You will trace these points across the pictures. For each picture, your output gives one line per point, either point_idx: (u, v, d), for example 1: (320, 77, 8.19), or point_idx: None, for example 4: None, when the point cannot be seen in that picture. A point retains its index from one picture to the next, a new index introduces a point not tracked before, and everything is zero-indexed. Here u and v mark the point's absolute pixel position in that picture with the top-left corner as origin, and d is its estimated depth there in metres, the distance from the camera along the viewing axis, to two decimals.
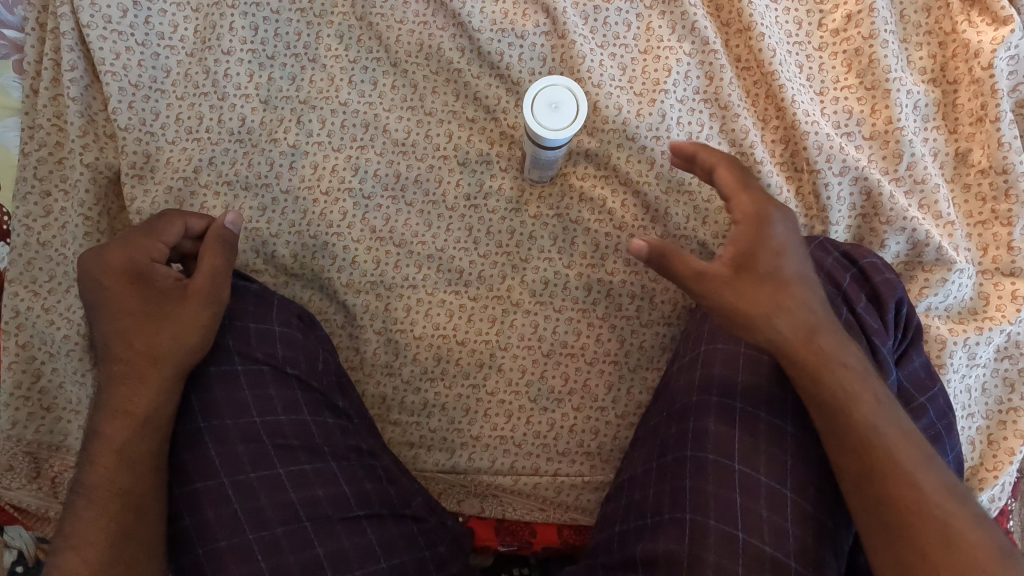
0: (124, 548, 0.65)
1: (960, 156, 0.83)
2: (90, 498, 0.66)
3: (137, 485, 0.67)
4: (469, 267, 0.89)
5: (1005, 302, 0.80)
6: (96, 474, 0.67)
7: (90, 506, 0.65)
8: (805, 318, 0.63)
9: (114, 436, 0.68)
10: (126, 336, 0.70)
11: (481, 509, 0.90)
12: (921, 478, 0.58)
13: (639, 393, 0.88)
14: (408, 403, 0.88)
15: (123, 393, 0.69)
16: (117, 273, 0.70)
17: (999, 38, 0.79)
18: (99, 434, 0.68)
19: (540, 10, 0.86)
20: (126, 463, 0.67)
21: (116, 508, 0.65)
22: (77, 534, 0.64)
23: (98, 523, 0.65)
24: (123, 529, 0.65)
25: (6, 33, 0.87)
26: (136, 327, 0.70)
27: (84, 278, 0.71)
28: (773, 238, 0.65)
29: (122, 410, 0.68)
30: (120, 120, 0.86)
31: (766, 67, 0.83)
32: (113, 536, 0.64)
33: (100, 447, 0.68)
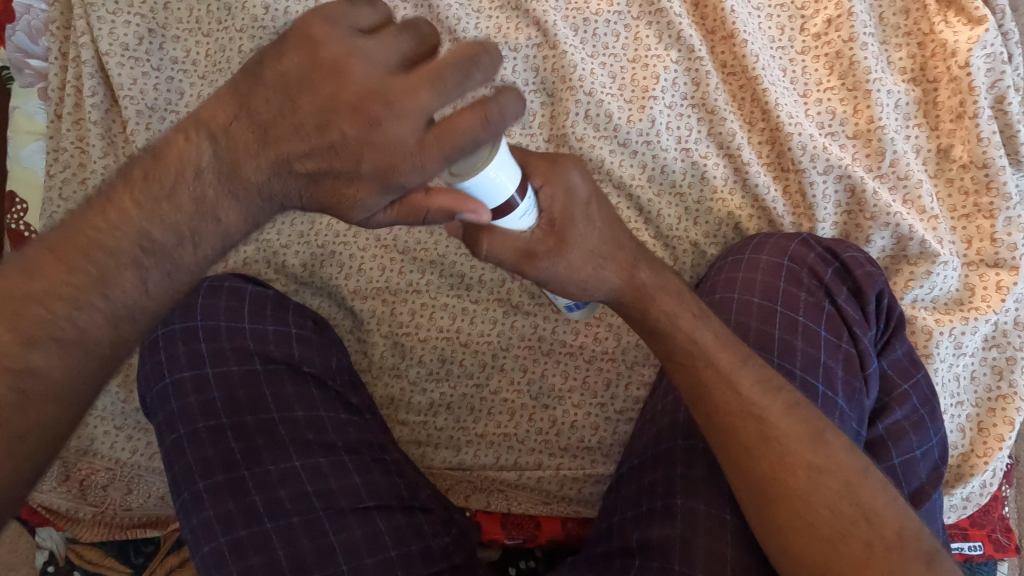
0: (87, 366, 0.46)
1: (943, 152, 0.85)
2: (107, 206, 0.48)
3: (144, 297, 0.48)
4: (470, 271, 0.92)
5: (989, 293, 0.83)
6: (112, 258, 0.47)
7: (67, 281, 0.45)
8: (624, 259, 0.64)
9: (168, 161, 0.49)
10: (292, 151, 0.48)
11: (486, 504, 0.94)
12: (843, 502, 0.59)
13: (637, 389, 0.91)
14: (415, 403, 0.92)
15: (233, 117, 0.49)
16: (347, 105, 0.46)
17: (974, 37, 0.82)
18: (218, 226, 0.49)
19: (531, 24, 0.90)
20: (163, 269, 0.48)
21: (108, 320, 0.46)
22: (11, 322, 0.43)
23: (59, 312, 0.45)
24: (107, 339, 0.46)
25: (32, 63, 0.93)
26: (305, 152, 0.48)
27: (315, 32, 0.47)
28: (572, 191, 0.58)
29: (246, 215, 0.50)
30: (138, 141, 0.90)
31: (750, 71, 0.86)
32: (90, 353, 0.46)
33: (135, 198, 0.48)
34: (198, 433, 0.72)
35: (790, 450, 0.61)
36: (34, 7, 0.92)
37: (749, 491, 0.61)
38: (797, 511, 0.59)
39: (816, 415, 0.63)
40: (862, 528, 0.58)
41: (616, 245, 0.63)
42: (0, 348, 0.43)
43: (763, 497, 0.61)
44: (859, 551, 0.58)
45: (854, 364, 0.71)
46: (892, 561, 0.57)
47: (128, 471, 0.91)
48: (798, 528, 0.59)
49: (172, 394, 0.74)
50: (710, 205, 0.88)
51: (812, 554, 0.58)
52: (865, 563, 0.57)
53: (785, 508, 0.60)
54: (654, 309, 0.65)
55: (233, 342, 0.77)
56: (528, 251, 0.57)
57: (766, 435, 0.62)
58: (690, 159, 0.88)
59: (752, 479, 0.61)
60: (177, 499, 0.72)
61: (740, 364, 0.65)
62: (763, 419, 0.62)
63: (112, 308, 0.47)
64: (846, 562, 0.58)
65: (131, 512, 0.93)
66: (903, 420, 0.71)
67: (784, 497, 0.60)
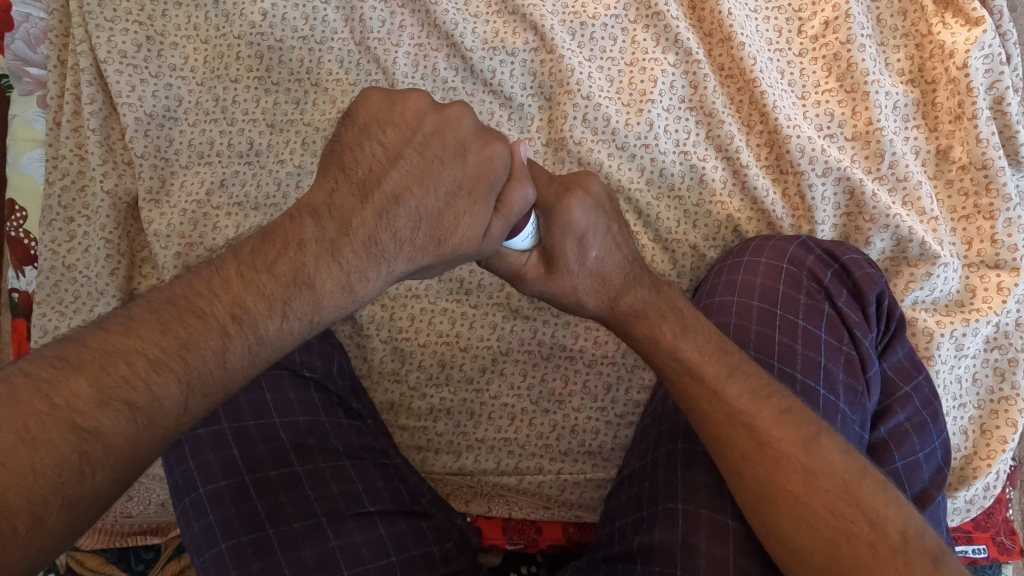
0: (153, 437, 0.43)
1: (942, 153, 0.85)
2: (215, 277, 0.48)
3: (221, 371, 0.46)
4: (469, 276, 0.92)
5: (990, 294, 0.83)
6: (202, 323, 0.45)
7: (157, 341, 0.44)
8: (608, 289, 0.67)
9: (277, 238, 0.49)
10: (397, 185, 0.52)
11: (488, 509, 0.93)
12: (842, 504, 0.59)
13: (637, 392, 0.91)
14: (415, 409, 0.92)
15: (331, 189, 0.52)
16: (431, 130, 0.53)
17: (972, 38, 0.82)
18: (311, 296, 0.49)
19: (528, 28, 0.90)
20: (246, 342, 0.47)
21: (183, 387, 0.44)
22: (96, 376, 0.42)
23: (140, 371, 0.43)
24: (175, 411, 0.44)
25: (31, 71, 0.93)
26: (412, 185, 0.52)
27: (378, 98, 0.54)
28: (570, 226, 0.62)
29: (344, 283, 0.50)
30: (136, 148, 0.91)
31: (748, 74, 0.86)
32: (159, 425, 0.43)
33: (240, 271, 0.48)
34: (199, 438, 0.72)
35: (787, 454, 0.61)
36: (33, 16, 0.92)
37: (749, 496, 0.61)
38: (798, 515, 0.59)
39: (809, 419, 0.63)
40: (865, 530, 0.58)
41: (602, 281, 0.66)
42: (77, 402, 0.41)
43: (763, 501, 0.61)
44: (864, 552, 0.57)
45: (855, 367, 0.71)
46: (898, 561, 0.56)
47: None
48: (801, 530, 0.59)
49: None
50: (709, 208, 0.88)
51: (816, 556, 0.58)
52: (871, 564, 0.57)
53: (787, 512, 0.60)
54: (634, 333, 0.68)
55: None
56: (520, 271, 0.63)
57: (759, 440, 0.62)
58: (689, 161, 0.88)
59: (752, 484, 0.61)
60: (178, 504, 0.72)
61: (727, 375, 0.65)
62: (753, 426, 0.63)
63: (192, 376, 0.44)
64: (851, 563, 0.57)
65: (132, 519, 0.92)
66: (905, 423, 0.70)
67: (784, 500, 0.60)
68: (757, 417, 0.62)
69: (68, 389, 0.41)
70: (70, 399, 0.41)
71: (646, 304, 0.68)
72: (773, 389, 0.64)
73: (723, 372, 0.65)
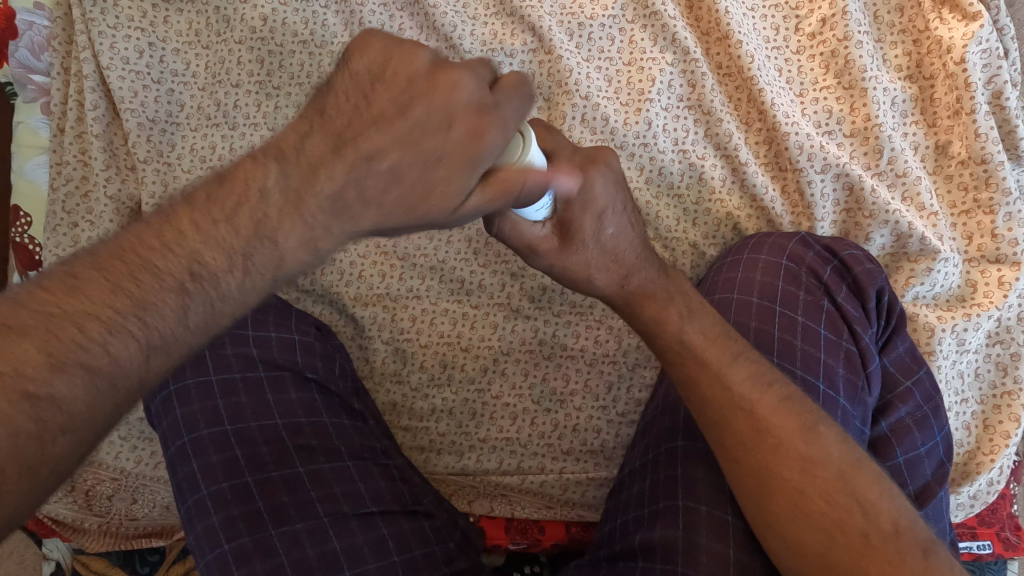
0: (116, 401, 0.41)
1: (940, 148, 0.85)
2: (168, 227, 0.43)
3: (184, 330, 0.43)
4: (470, 276, 0.92)
5: (992, 289, 0.83)
6: (157, 280, 0.42)
7: (106, 300, 0.40)
8: (620, 269, 0.66)
9: (236, 181, 0.44)
10: (374, 144, 0.44)
11: (490, 508, 0.94)
12: (837, 494, 0.59)
13: (638, 391, 0.91)
14: (417, 409, 0.92)
15: (305, 131, 0.45)
16: (426, 84, 0.44)
17: (969, 33, 0.82)
18: (275, 250, 0.44)
19: (526, 30, 0.90)
20: (208, 299, 0.43)
21: (142, 348, 0.41)
22: (42, 342, 0.38)
23: (92, 333, 0.40)
24: (136, 372, 0.41)
25: (35, 78, 0.94)
26: (393, 142, 0.44)
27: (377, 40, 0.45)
28: (592, 200, 0.59)
29: (310, 238, 0.45)
30: (139, 153, 0.91)
31: (746, 72, 0.86)
32: (120, 389, 0.41)
33: (192, 218, 0.43)
34: (202, 440, 0.73)
35: (770, 448, 0.61)
36: (37, 23, 0.93)
37: (745, 485, 0.62)
38: (794, 504, 0.60)
39: (809, 408, 0.63)
40: (859, 519, 0.58)
41: (614, 257, 0.65)
42: (25, 367, 0.38)
43: (757, 492, 0.61)
44: (857, 541, 0.58)
45: (855, 362, 0.71)
46: (892, 550, 0.56)
47: (133, 480, 0.91)
48: (796, 519, 0.59)
49: (176, 402, 0.75)
50: (709, 206, 0.88)
51: (811, 546, 0.58)
52: (864, 553, 0.57)
53: (782, 502, 0.60)
54: (639, 313, 0.69)
55: (236, 349, 0.77)
56: (532, 244, 0.60)
57: (747, 436, 0.62)
58: (687, 160, 0.88)
59: (746, 472, 0.62)
60: (182, 506, 0.73)
61: (718, 368, 0.65)
62: (745, 420, 0.63)
63: (151, 336, 0.41)
64: (845, 552, 0.58)
65: (137, 521, 0.93)
66: (906, 417, 0.70)
67: (779, 491, 0.60)
68: (753, 411, 0.63)
69: (12, 356, 0.37)
70: (16, 367, 0.37)
71: (655, 285, 0.68)
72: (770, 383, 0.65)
73: (720, 367, 0.65)
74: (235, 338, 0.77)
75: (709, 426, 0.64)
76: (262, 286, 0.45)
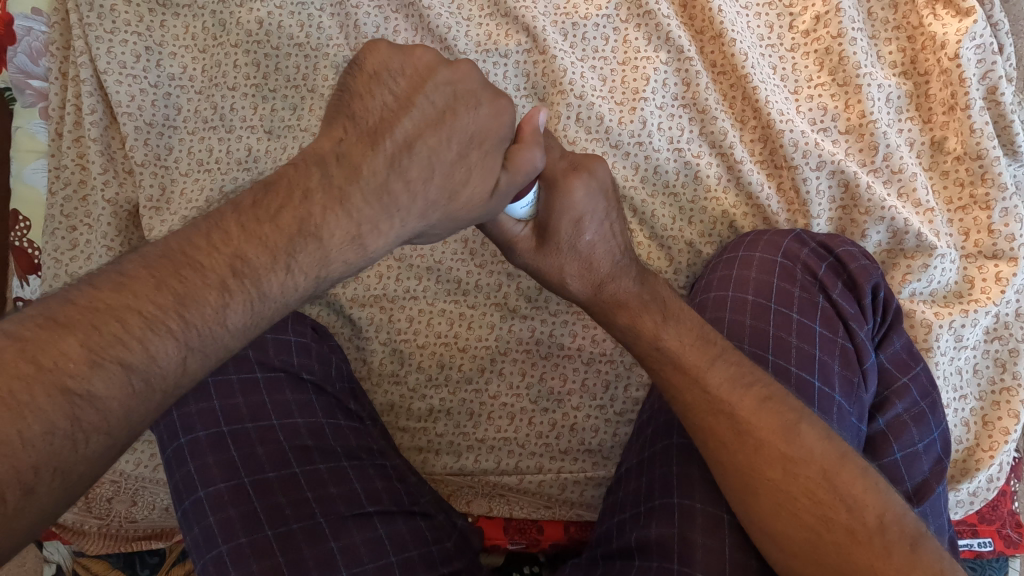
0: (149, 400, 0.42)
1: (936, 144, 0.85)
2: (214, 230, 0.46)
3: (224, 330, 0.45)
4: (466, 276, 0.93)
5: (989, 285, 0.83)
6: (202, 279, 0.44)
7: (151, 297, 0.43)
8: (594, 275, 0.67)
9: (280, 188, 0.48)
10: (408, 133, 0.50)
11: (489, 509, 0.93)
12: (818, 490, 0.59)
13: (636, 390, 0.91)
14: (415, 410, 0.92)
15: (340, 138, 0.50)
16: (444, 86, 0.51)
17: (963, 28, 0.82)
18: (316, 249, 0.48)
19: (521, 30, 0.90)
20: (248, 299, 0.45)
21: (181, 346, 0.43)
22: (85, 335, 0.40)
23: (134, 329, 0.42)
24: (171, 373, 0.43)
25: (33, 83, 0.95)
26: (425, 131, 0.50)
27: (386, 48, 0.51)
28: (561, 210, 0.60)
29: (354, 233, 0.49)
30: (136, 156, 0.92)
31: (740, 70, 0.86)
32: (154, 388, 0.42)
33: (238, 221, 0.46)
34: (198, 441, 0.73)
35: (766, 442, 0.61)
36: (36, 29, 0.94)
37: (731, 485, 0.61)
38: (777, 502, 0.60)
39: (791, 406, 0.63)
40: (843, 515, 0.58)
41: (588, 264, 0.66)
42: (67, 362, 0.40)
43: (742, 490, 0.61)
44: (844, 536, 0.57)
45: (851, 359, 0.70)
46: (876, 545, 0.56)
47: (132, 483, 0.92)
48: (780, 514, 0.59)
49: (173, 403, 0.75)
50: (705, 204, 0.88)
51: (799, 542, 0.58)
52: (850, 548, 0.57)
53: (766, 500, 0.60)
54: (631, 315, 0.68)
55: (232, 350, 0.77)
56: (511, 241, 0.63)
57: (742, 431, 0.62)
58: (683, 158, 0.88)
59: (734, 471, 0.61)
60: (179, 507, 0.73)
61: (711, 363, 0.65)
62: (740, 414, 0.63)
63: (189, 333, 0.43)
64: (833, 548, 0.57)
65: (138, 523, 0.93)
66: (903, 414, 0.70)
67: (763, 489, 0.60)
68: (748, 406, 0.63)
69: (55, 349, 0.39)
70: (59, 362, 0.39)
71: (629, 295, 0.68)
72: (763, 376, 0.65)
73: (713, 360, 0.65)
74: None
75: (704, 424, 0.64)
76: (301, 288, 0.48)
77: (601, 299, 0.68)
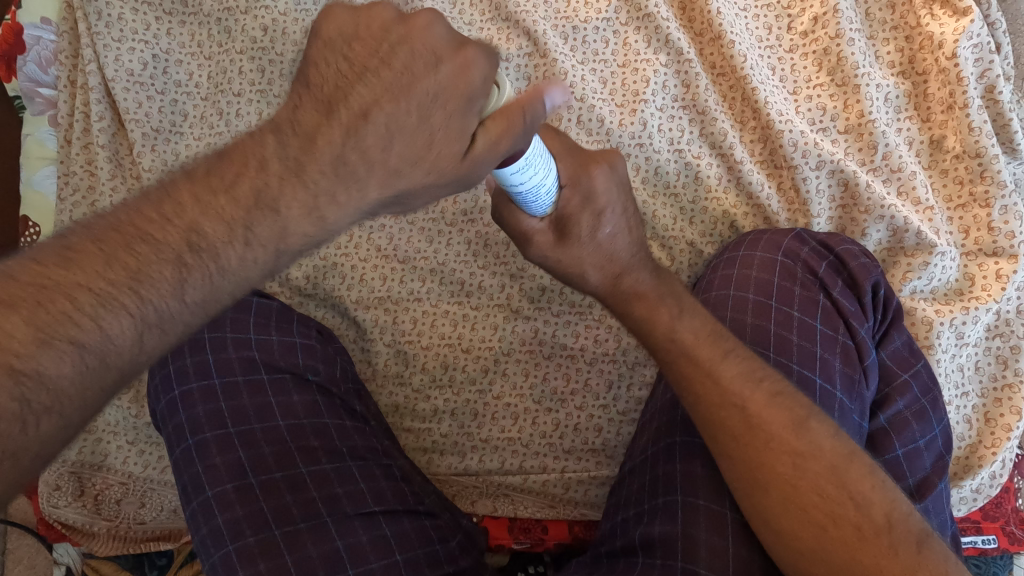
0: (107, 380, 0.42)
1: (935, 143, 0.86)
2: (165, 201, 0.44)
3: (181, 306, 0.44)
4: (469, 278, 0.93)
5: (990, 282, 0.83)
6: (155, 252, 0.43)
7: (101, 274, 0.42)
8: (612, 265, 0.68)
9: (233, 157, 0.46)
10: (365, 101, 0.46)
11: (493, 509, 0.94)
12: (825, 485, 0.60)
13: (638, 389, 0.92)
14: (420, 410, 0.93)
15: (300, 111, 0.47)
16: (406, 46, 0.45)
17: (960, 28, 0.82)
18: (276, 220, 0.46)
19: (522, 34, 0.91)
20: (207, 273, 0.44)
21: (135, 320, 0.42)
22: (31, 312, 0.40)
23: (84, 306, 0.41)
24: (127, 350, 0.42)
25: (42, 91, 0.96)
26: (382, 96, 0.46)
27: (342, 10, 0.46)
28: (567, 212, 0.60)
29: (312, 206, 0.46)
30: (144, 162, 0.93)
31: (739, 71, 0.87)
32: (110, 367, 0.42)
33: (192, 191, 0.45)
34: (206, 442, 0.74)
35: (771, 439, 0.62)
36: (44, 38, 0.95)
37: (738, 479, 0.62)
38: (785, 496, 0.60)
39: (802, 403, 0.63)
40: (850, 512, 0.58)
41: None
42: (12, 341, 0.39)
43: (750, 481, 0.62)
44: (850, 534, 0.58)
45: (852, 356, 0.71)
46: (883, 543, 0.57)
47: (141, 484, 0.93)
48: (788, 510, 0.60)
49: (181, 405, 0.76)
50: (706, 204, 0.89)
51: (804, 540, 0.59)
52: (857, 545, 0.57)
53: (774, 493, 0.61)
54: None
55: (238, 353, 0.78)
56: (528, 234, 0.62)
57: (742, 428, 0.63)
58: (683, 159, 0.89)
59: (740, 463, 0.62)
60: (187, 507, 0.74)
61: (714, 361, 0.66)
62: (742, 411, 0.63)
63: (144, 312, 0.43)
64: (839, 546, 0.58)
65: (146, 525, 0.94)
66: (904, 411, 0.71)
67: (771, 482, 0.61)
68: (749, 402, 0.63)
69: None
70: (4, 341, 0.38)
71: (647, 286, 0.70)
72: (762, 371, 0.66)
73: (714, 356, 0.66)
74: (237, 342, 0.78)
75: (706, 422, 0.64)
76: (260, 261, 0.46)
77: (617, 290, 0.70)
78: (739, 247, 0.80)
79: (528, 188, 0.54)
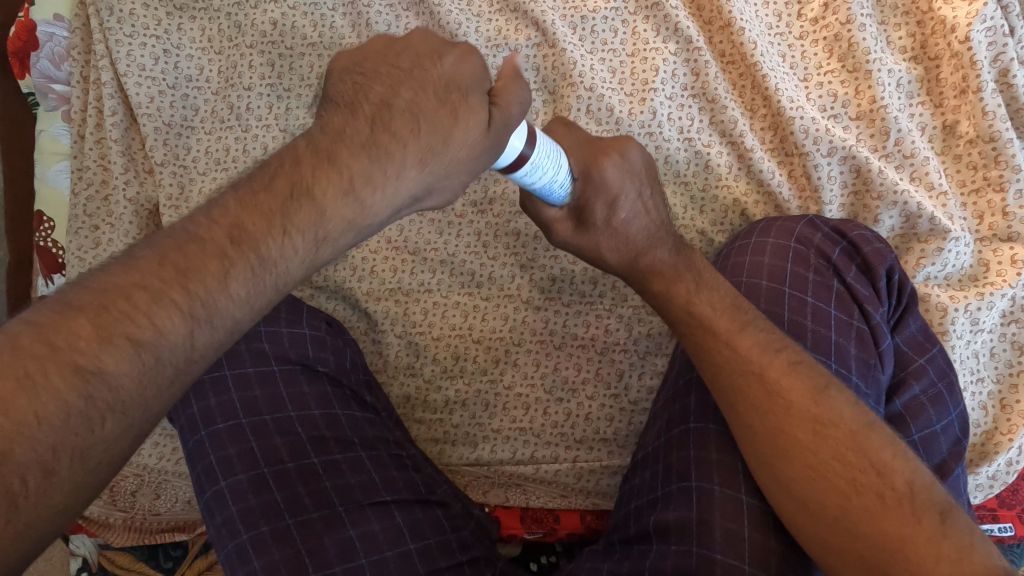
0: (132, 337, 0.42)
1: (948, 128, 0.85)
2: (212, 208, 0.46)
3: (229, 302, 0.45)
4: (480, 269, 0.94)
5: (1005, 267, 0.82)
6: (201, 250, 0.44)
7: (155, 273, 0.43)
8: (631, 246, 0.70)
9: (270, 162, 0.48)
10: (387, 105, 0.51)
11: (505, 498, 0.94)
12: (850, 458, 0.59)
13: (650, 378, 0.91)
14: (431, 401, 0.93)
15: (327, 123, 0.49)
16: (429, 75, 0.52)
17: (972, 11, 0.82)
18: (312, 220, 0.47)
19: (530, 25, 0.92)
20: (248, 265, 0.45)
21: (189, 318, 0.43)
22: (102, 314, 0.41)
23: (140, 305, 0.42)
24: (180, 349, 0.43)
25: (55, 87, 0.97)
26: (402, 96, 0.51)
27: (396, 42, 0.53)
28: None
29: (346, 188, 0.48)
30: (156, 156, 0.94)
31: (749, 58, 0.87)
32: (164, 365, 0.42)
33: (236, 197, 0.46)
34: (218, 433, 0.74)
35: (789, 418, 0.62)
36: (56, 35, 0.97)
37: (759, 456, 0.62)
38: (808, 470, 0.60)
39: (821, 371, 0.64)
40: (873, 480, 0.58)
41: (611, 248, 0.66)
42: (79, 336, 0.40)
43: (772, 452, 0.62)
44: (874, 502, 0.57)
45: (867, 342, 0.70)
46: (906, 511, 0.56)
47: (155, 476, 0.93)
48: (810, 479, 0.60)
49: (193, 397, 0.77)
50: (716, 192, 0.88)
51: (827, 512, 0.58)
52: (880, 515, 0.56)
53: (795, 467, 0.61)
54: None
55: (249, 344, 0.78)
56: (550, 223, 0.68)
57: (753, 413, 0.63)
58: (693, 148, 0.88)
59: (760, 440, 0.62)
60: (201, 497, 0.75)
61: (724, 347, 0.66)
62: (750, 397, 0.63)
63: (197, 307, 0.43)
64: (862, 516, 0.57)
65: (161, 516, 0.95)
66: (921, 396, 0.70)
67: (796, 453, 0.61)
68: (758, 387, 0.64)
69: (67, 330, 0.40)
70: (78, 349, 0.39)
71: None
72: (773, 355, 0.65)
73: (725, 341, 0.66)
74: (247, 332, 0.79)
75: None
76: (300, 252, 0.47)
77: (636, 270, 0.71)
78: (745, 246, 0.79)
79: (544, 182, 0.61)
